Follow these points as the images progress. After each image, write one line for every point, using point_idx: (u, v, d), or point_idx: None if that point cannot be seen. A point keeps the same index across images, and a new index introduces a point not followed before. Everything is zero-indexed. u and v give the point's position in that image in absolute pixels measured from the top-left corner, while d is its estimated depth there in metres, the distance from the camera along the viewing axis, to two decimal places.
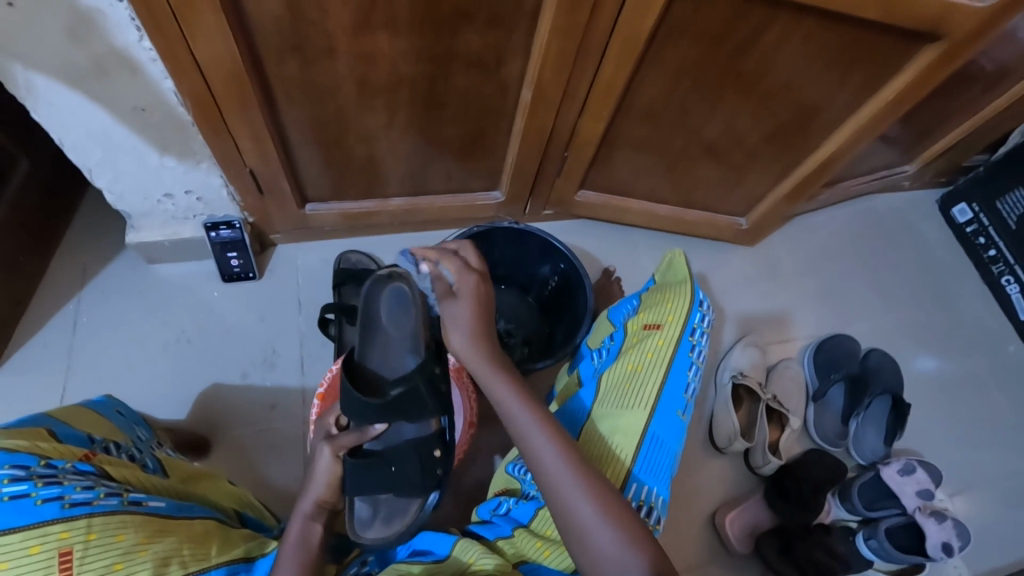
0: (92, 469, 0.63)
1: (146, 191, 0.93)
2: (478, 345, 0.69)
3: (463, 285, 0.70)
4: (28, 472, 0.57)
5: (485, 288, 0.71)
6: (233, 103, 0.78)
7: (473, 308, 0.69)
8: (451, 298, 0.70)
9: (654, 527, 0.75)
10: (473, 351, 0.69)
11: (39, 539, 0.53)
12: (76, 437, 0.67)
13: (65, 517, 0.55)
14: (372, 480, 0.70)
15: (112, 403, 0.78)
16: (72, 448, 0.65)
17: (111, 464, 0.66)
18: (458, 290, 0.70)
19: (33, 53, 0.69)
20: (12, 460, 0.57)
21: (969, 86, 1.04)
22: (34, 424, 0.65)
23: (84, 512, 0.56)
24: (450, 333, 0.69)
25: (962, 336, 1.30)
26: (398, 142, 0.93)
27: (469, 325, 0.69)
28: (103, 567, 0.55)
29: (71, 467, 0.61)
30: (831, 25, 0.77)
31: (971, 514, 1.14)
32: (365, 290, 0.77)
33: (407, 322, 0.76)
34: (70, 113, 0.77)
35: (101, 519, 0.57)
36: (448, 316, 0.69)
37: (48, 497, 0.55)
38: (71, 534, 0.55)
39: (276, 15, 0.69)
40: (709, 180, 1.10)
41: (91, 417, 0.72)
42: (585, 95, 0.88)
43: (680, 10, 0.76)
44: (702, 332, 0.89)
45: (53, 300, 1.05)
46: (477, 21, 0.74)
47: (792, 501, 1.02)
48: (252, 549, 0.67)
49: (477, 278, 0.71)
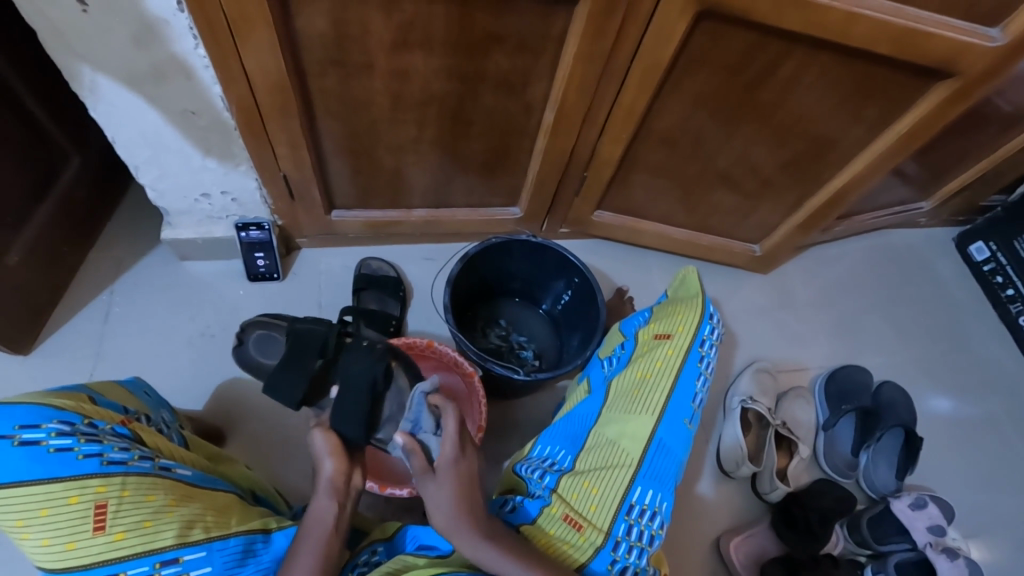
0: (129, 434, 0.68)
1: (186, 191, 0.98)
2: (462, 521, 0.67)
3: (445, 460, 0.69)
4: (73, 428, 0.62)
5: (467, 466, 0.71)
6: (275, 111, 0.83)
7: (456, 487, 0.69)
8: (432, 477, 0.70)
9: (657, 532, 0.76)
10: (460, 526, 0.67)
11: (78, 491, 0.59)
12: (113, 405, 0.71)
13: (103, 473, 0.60)
14: (349, 407, 0.72)
15: (142, 383, 0.82)
16: (110, 413, 0.69)
17: (146, 431, 0.70)
18: (441, 467, 0.69)
19: (100, 57, 0.75)
20: (59, 416, 0.62)
21: (985, 126, 1.06)
22: (76, 390, 0.69)
23: (119, 470, 0.61)
24: (432, 514, 0.68)
25: (978, 376, 1.29)
26: (425, 157, 0.98)
27: (454, 502, 0.68)
28: (134, 522, 0.60)
29: (111, 429, 0.66)
30: (845, 61, 0.80)
31: (983, 557, 1.11)
32: (240, 359, 0.96)
33: (275, 343, 0.96)
34: (125, 112, 0.83)
35: (135, 479, 0.62)
36: (430, 498, 0.69)
37: (89, 453, 0.61)
38: (107, 488, 0.60)
39: (322, 31, 0.74)
40: (723, 207, 1.13)
41: (125, 394, 0.76)
42: (606, 118, 0.92)
43: (699, 41, 0.80)
44: (712, 345, 0.90)
45: (88, 290, 1.10)
46: (507, 43, 0.79)
47: (799, 531, 1.01)
48: (269, 523, 0.70)
49: (460, 451, 0.70)
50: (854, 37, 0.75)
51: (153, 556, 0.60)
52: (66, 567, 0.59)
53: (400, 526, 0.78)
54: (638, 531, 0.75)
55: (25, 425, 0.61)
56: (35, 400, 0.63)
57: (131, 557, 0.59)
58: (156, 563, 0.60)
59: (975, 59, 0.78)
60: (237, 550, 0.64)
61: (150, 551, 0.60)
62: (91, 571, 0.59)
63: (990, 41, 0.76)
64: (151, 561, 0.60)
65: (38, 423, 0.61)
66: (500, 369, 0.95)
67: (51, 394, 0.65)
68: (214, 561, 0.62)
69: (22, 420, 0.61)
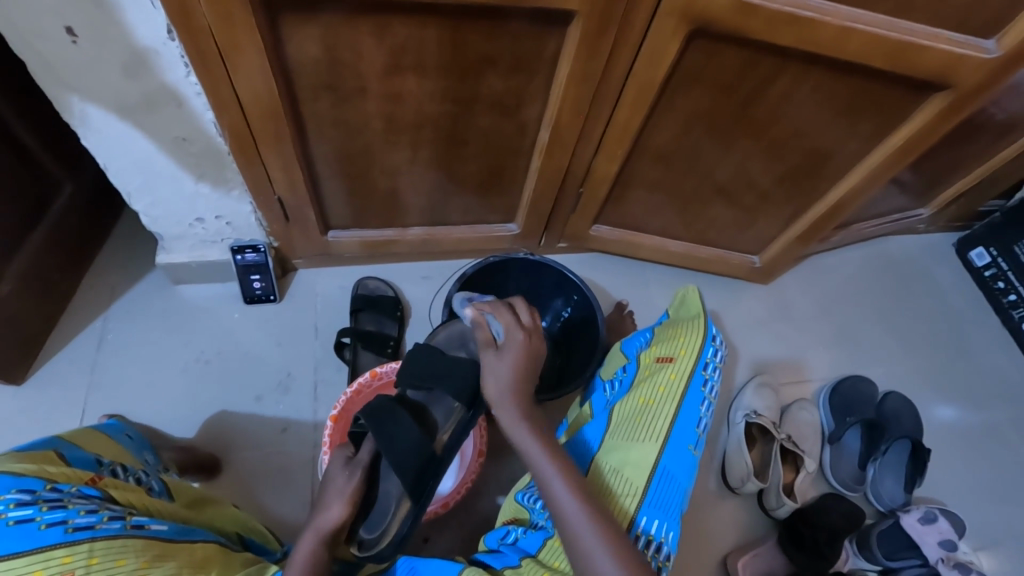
0: (98, 493, 0.64)
1: (179, 216, 0.98)
2: (511, 391, 0.76)
3: (509, 339, 0.78)
4: (34, 496, 0.59)
5: (532, 345, 0.78)
6: (267, 135, 0.82)
7: (518, 358, 0.77)
8: (494, 351, 0.78)
9: (664, 564, 0.73)
10: (506, 398, 0.76)
11: (42, 564, 0.55)
12: (83, 459, 0.69)
13: (68, 542, 0.56)
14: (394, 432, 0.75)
15: (122, 426, 0.82)
16: (79, 472, 0.65)
17: (116, 487, 0.67)
18: (507, 342, 0.78)
19: (90, 87, 0.75)
20: (18, 484, 0.59)
21: (981, 135, 1.05)
22: (45, 447, 0.67)
23: (86, 537, 0.57)
24: (488, 383, 0.77)
25: (983, 384, 1.28)
26: (420, 177, 0.97)
27: (514, 374, 0.76)
28: None
29: (77, 491, 0.62)
30: (840, 76, 0.80)
31: (995, 570, 1.09)
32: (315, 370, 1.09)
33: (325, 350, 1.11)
34: (117, 141, 0.83)
35: (103, 544, 0.58)
36: (489, 366, 0.77)
37: (53, 521, 0.57)
38: (73, 558, 0.56)
39: (314, 56, 0.74)
40: (722, 220, 1.12)
41: (105, 442, 0.75)
42: (602, 134, 0.92)
43: (692, 59, 0.79)
44: (715, 367, 0.89)
45: (82, 317, 1.09)
46: (501, 65, 0.79)
47: (809, 552, 0.99)
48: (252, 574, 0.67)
49: (525, 335, 0.78)
50: (849, 51, 0.74)
51: None
52: None
53: (394, 558, 0.77)
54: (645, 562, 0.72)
55: None
56: None
57: None
58: None
59: (970, 71, 0.78)
60: None
61: None
62: None
63: (986, 53, 0.76)
64: None
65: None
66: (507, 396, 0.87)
67: (14, 458, 0.62)
68: None
69: None
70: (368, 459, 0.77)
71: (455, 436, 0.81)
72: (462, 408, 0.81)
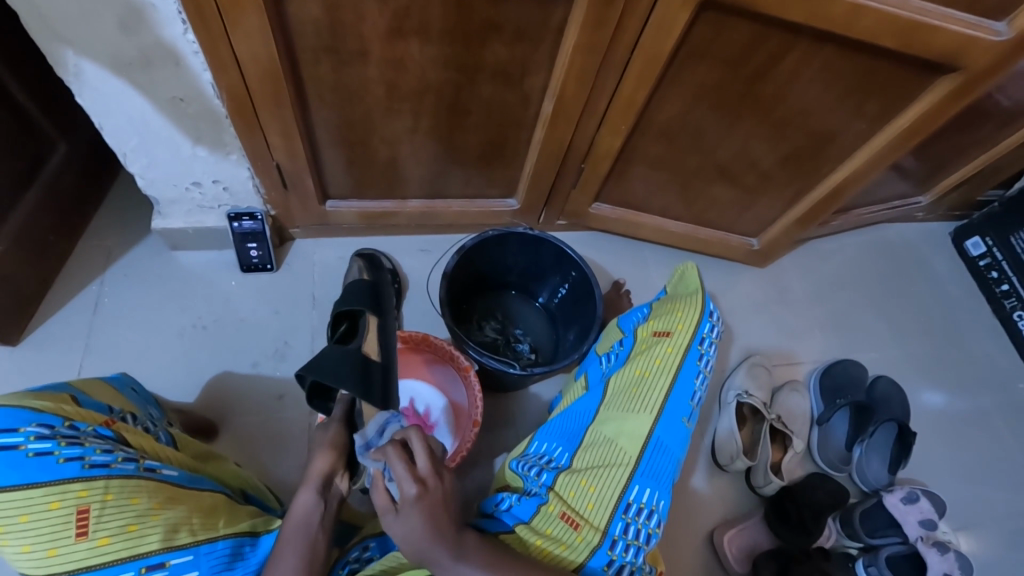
0: (112, 435, 0.66)
1: (175, 179, 0.96)
2: (425, 541, 0.62)
3: (404, 499, 0.63)
4: (52, 431, 0.61)
5: (434, 501, 0.64)
6: (267, 99, 0.81)
7: (421, 520, 0.62)
8: (394, 514, 0.64)
9: (655, 530, 0.75)
10: (421, 556, 0.62)
11: (60, 496, 0.58)
12: (96, 404, 0.70)
13: (85, 477, 0.59)
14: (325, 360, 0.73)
15: (127, 380, 0.81)
16: (93, 413, 0.67)
17: (130, 431, 0.69)
18: (402, 505, 0.64)
19: (85, 41, 0.73)
20: (38, 419, 0.61)
21: (984, 122, 1.05)
22: (58, 389, 0.67)
23: (102, 473, 0.60)
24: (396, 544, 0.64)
25: (971, 371, 1.30)
26: (421, 147, 0.96)
27: (418, 534, 0.62)
28: (118, 526, 0.59)
29: (92, 430, 0.64)
30: (848, 54, 0.79)
31: (972, 550, 1.12)
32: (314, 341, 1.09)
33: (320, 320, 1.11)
34: (113, 99, 0.81)
35: (118, 482, 0.60)
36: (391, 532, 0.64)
37: (70, 456, 0.59)
38: (89, 493, 0.59)
39: (315, 17, 0.72)
40: (722, 201, 1.12)
41: (110, 391, 0.75)
42: (605, 108, 0.90)
43: (700, 33, 0.78)
44: (711, 342, 0.90)
45: (76, 280, 1.08)
46: (505, 32, 0.77)
47: (793, 527, 1.02)
48: (257, 526, 0.70)
49: (419, 485, 0.64)
50: (859, 29, 0.74)
51: (138, 561, 0.59)
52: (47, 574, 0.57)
53: None
54: (635, 529, 0.74)
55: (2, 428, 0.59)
56: (13, 401, 0.61)
57: (115, 563, 0.58)
58: (141, 567, 0.59)
59: (979, 53, 0.77)
60: (225, 553, 0.64)
61: (135, 556, 0.59)
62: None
63: (996, 34, 0.75)
64: (135, 566, 0.59)
65: (15, 427, 0.59)
66: (496, 364, 0.94)
67: (32, 394, 0.63)
68: (200, 565, 0.61)
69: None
70: (342, 412, 0.79)
71: (382, 343, 0.80)
72: (373, 316, 0.81)
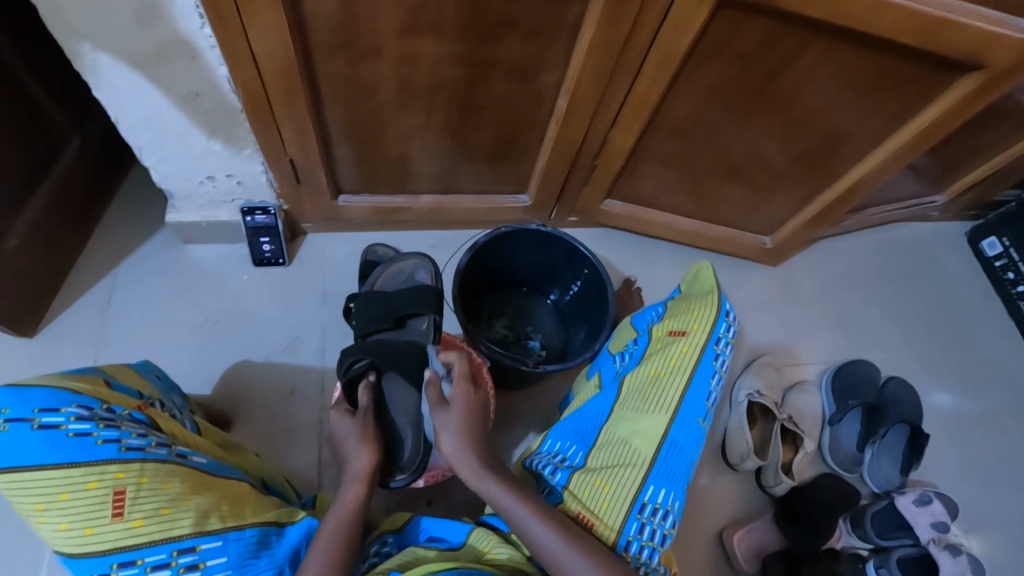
0: (146, 419, 0.68)
1: (189, 173, 0.97)
2: (465, 447, 0.74)
3: (457, 395, 0.77)
4: (91, 413, 0.63)
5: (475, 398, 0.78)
6: (280, 94, 0.81)
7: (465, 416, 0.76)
8: (444, 408, 0.76)
9: (669, 531, 0.74)
10: (460, 454, 0.74)
11: (98, 476, 0.60)
12: (128, 390, 0.72)
13: (121, 459, 0.61)
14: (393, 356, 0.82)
15: (152, 367, 0.82)
16: (126, 397, 0.69)
17: (162, 416, 0.71)
18: (453, 398, 0.77)
19: (102, 37, 0.73)
20: (78, 400, 0.63)
21: (1004, 119, 1.03)
22: (94, 373, 0.70)
23: (137, 457, 0.62)
24: (441, 438, 0.75)
25: (986, 373, 1.28)
26: (432, 143, 0.95)
27: (459, 429, 0.75)
28: (151, 509, 0.60)
29: (128, 414, 0.66)
30: (867, 51, 0.78)
31: (984, 553, 1.12)
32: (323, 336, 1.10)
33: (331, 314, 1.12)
34: (130, 94, 0.81)
35: (153, 466, 0.62)
36: (439, 423, 0.76)
37: (108, 438, 0.62)
38: (126, 475, 0.60)
39: (329, 13, 0.72)
40: (735, 199, 1.11)
41: (137, 378, 0.76)
42: (620, 105, 0.90)
43: (717, 30, 0.77)
44: (727, 343, 0.89)
45: (90, 274, 1.09)
46: (520, 28, 0.77)
47: (803, 526, 1.01)
48: (282, 516, 0.69)
49: (470, 388, 0.78)
50: (880, 26, 0.72)
51: (170, 543, 0.60)
52: (84, 552, 0.59)
53: (409, 518, 0.79)
54: (650, 530, 0.73)
55: (44, 408, 0.61)
56: (52, 382, 0.63)
57: (148, 545, 0.59)
58: (173, 550, 0.60)
59: (1003, 53, 0.75)
60: (252, 541, 0.64)
61: (167, 538, 0.60)
62: (107, 557, 0.59)
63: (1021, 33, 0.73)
64: (168, 549, 0.60)
65: (58, 407, 0.62)
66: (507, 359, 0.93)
67: (69, 376, 0.65)
68: (229, 551, 0.62)
69: (42, 403, 0.61)
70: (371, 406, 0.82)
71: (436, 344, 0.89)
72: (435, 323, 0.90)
